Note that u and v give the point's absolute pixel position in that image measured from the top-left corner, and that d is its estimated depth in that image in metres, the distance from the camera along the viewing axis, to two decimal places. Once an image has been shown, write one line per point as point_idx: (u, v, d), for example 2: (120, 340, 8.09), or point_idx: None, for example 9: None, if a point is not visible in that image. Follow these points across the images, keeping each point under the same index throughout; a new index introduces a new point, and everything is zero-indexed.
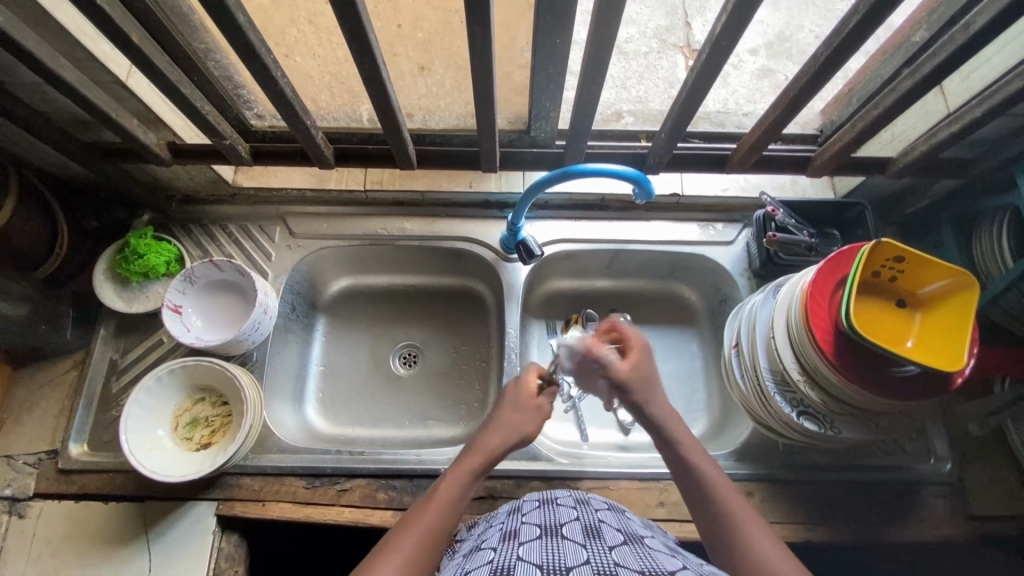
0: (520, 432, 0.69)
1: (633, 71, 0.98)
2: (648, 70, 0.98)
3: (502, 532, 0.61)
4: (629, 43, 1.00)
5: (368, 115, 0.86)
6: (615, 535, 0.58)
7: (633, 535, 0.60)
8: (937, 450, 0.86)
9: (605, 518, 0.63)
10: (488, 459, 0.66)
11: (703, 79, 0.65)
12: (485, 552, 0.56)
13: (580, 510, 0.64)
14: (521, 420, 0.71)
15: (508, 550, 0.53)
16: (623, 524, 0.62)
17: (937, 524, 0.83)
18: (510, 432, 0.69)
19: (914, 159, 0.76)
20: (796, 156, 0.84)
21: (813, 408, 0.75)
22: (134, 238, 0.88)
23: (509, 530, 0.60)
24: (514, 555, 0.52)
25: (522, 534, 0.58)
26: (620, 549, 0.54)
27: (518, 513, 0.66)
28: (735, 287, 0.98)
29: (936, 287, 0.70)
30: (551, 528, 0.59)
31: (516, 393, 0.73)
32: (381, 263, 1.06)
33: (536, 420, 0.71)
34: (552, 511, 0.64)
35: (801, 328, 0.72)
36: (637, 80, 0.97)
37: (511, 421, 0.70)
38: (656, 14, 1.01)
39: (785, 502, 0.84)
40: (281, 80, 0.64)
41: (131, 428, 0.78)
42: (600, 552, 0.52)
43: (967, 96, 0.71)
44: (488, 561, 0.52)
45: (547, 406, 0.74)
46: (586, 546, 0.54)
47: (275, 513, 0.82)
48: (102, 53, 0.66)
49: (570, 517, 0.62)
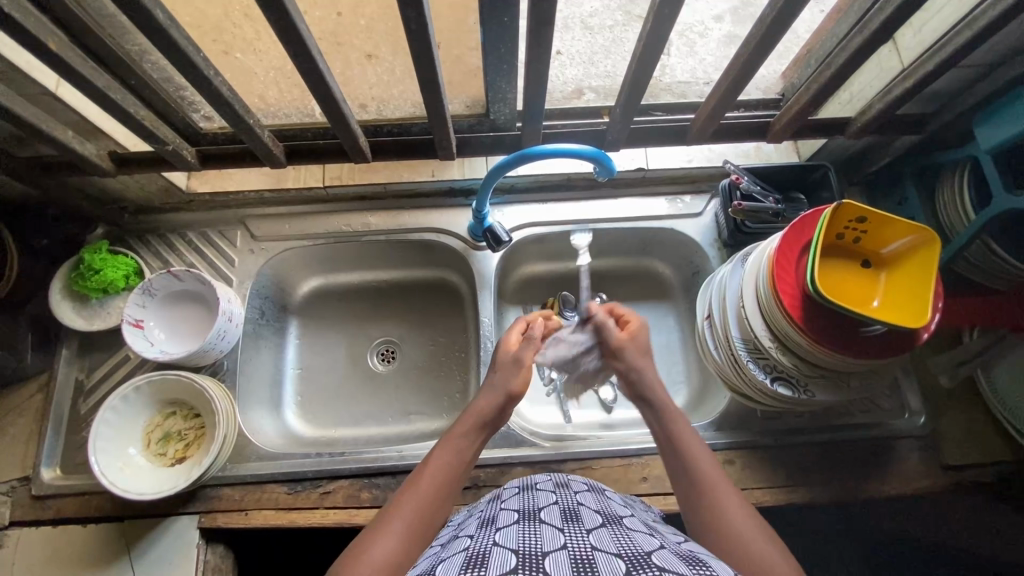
0: (503, 390, 0.69)
1: (598, 46, 0.94)
2: (614, 43, 0.95)
3: (481, 519, 0.62)
4: (594, 17, 0.96)
5: (320, 109, 0.83)
6: (594, 517, 0.58)
7: (611, 515, 0.60)
8: (910, 405, 0.88)
9: (584, 500, 0.63)
10: (489, 415, 0.68)
11: (651, 49, 0.63)
12: (462, 539, 0.56)
13: (558, 493, 0.65)
14: (505, 377, 0.71)
15: (485, 537, 0.54)
16: (601, 505, 0.62)
17: (914, 477, 0.84)
18: (497, 392, 0.69)
19: (872, 118, 0.76)
20: (756, 122, 0.83)
21: (786, 373, 0.76)
22: (87, 254, 0.86)
23: (488, 517, 0.61)
24: (490, 542, 0.52)
25: (499, 520, 0.59)
26: (598, 532, 0.54)
27: (498, 500, 0.67)
28: (706, 259, 0.98)
29: (899, 245, 0.70)
30: (528, 513, 0.59)
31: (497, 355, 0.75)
32: (350, 260, 1.04)
33: (517, 374, 0.72)
34: (531, 497, 0.65)
35: (769, 297, 0.72)
36: (604, 54, 0.94)
37: (496, 380, 0.71)
38: None
39: (766, 467, 0.85)
40: (216, 79, 0.61)
41: (100, 449, 0.76)
42: (577, 536, 0.52)
43: (918, 51, 0.70)
44: (464, 547, 0.52)
45: (528, 357, 0.73)
46: (563, 530, 0.54)
47: (258, 522, 0.81)
48: (24, 63, 0.63)
49: (548, 501, 0.63)
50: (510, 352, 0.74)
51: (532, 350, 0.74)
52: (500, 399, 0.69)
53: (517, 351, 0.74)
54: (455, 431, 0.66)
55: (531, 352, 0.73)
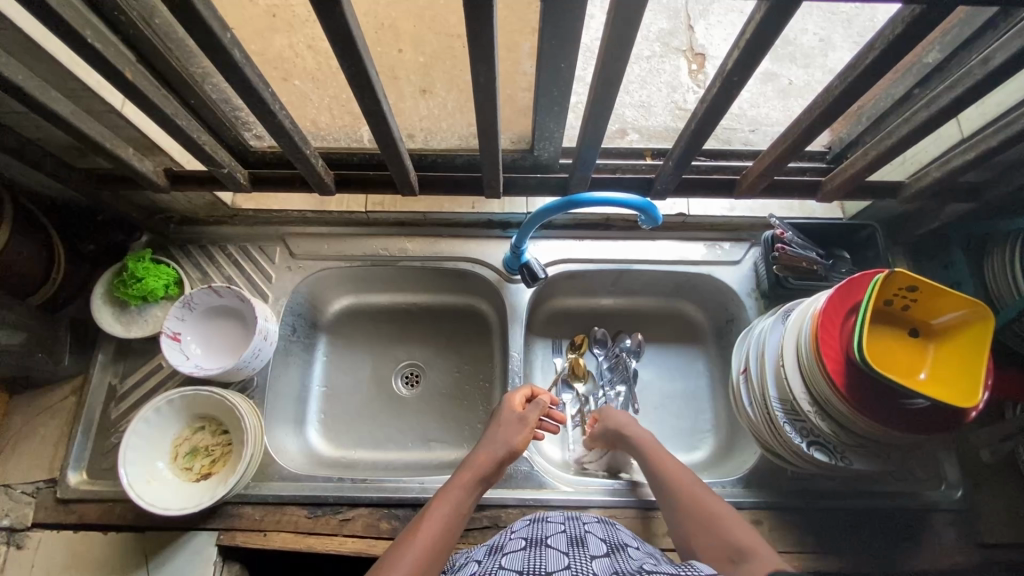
0: (506, 444, 0.75)
1: (635, 75, 0.95)
2: (651, 74, 0.95)
3: (489, 546, 0.65)
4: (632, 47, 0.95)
5: (368, 136, 0.85)
6: (600, 545, 0.62)
7: (616, 544, 0.63)
8: (948, 476, 0.85)
9: (591, 529, 0.65)
10: (486, 469, 0.72)
11: (712, 111, 0.63)
12: (472, 563, 0.62)
13: (567, 524, 0.67)
14: (505, 435, 0.76)
15: (493, 560, 0.60)
16: (608, 534, 0.65)
17: (949, 553, 0.81)
18: (499, 445, 0.75)
19: (928, 185, 0.74)
20: (808, 181, 0.81)
21: (822, 438, 0.74)
22: (132, 262, 0.87)
23: (497, 542, 0.65)
24: (498, 564, 0.58)
25: (508, 545, 0.63)
26: (599, 559, 0.58)
27: (511, 530, 0.69)
28: (742, 308, 0.97)
29: (949, 317, 0.69)
30: (537, 539, 0.63)
31: (500, 413, 0.80)
32: (383, 282, 1.04)
33: (520, 431, 0.77)
34: (540, 525, 0.67)
35: (812, 360, 0.71)
36: (639, 84, 0.95)
37: (497, 436, 0.76)
38: (659, 15, 0.96)
39: (795, 530, 0.82)
40: (281, 112, 0.62)
41: (130, 460, 0.76)
42: (578, 560, 0.57)
43: (982, 122, 0.68)
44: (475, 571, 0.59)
45: (531, 417, 0.78)
46: (566, 554, 0.59)
47: (276, 543, 0.80)
48: (95, 84, 0.64)
49: (557, 530, 0.65)
50: (513, 412, 0.79)
51: (538, 411, 0.79)
52: (499, 453, 0.74)
53: (520, 412, 0.79)
54: (457, 481, 0.70)
55: (536, 412, 0.78)
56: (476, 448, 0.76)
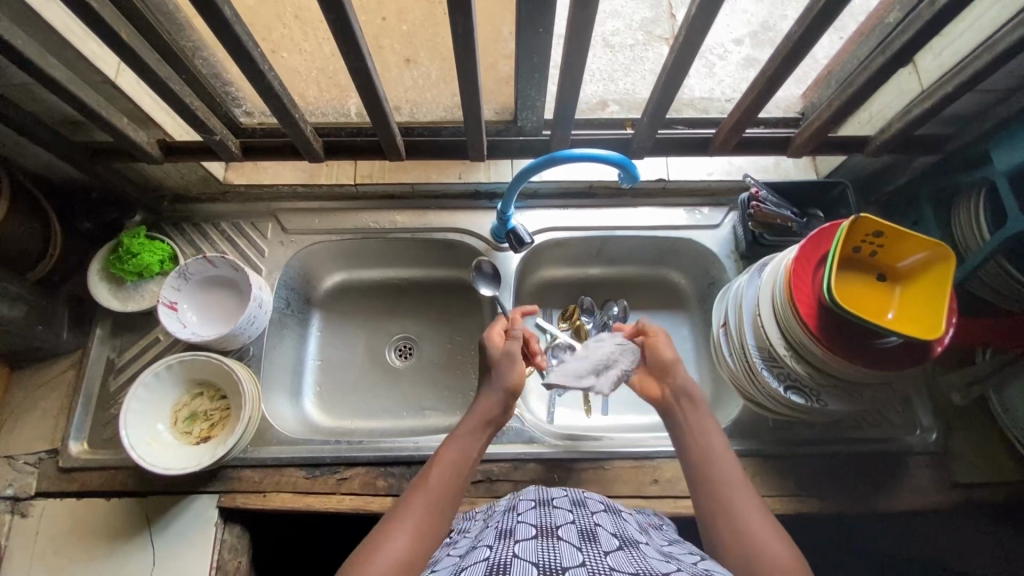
0: (501, 386, 0.76)
1: (619, 64, 0.92)
2: (635, 62, 0.91)
3: (497, 531, 0.61)
4: (615, 36, 0.91)
5: (355, 109, 0.88)
6: (611, 539, 0.58)
7: (628, 539, 0.60)
8: (922, 421, 0.88)
9: (600, 522, 0.63)
10: (488, 418, 0.74)
11: (681, 62, 0.66)
12: (481, 547, 0.56)
13: (575, 513, 0.64)
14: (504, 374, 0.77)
15: (504, 548, 0.54)
16: (617, 528, 0.62)
17: (924, 492, 0.85)
18: (496, 390, 0.76)
19: (891, 137, 0.78)
20: (776, 136, 0.85)
21: (799, 381, 0.77)
22: (127, 239, 0.89)
23: (505, 529, 0.60)
24: (509, 552, 0.52)
25: (517, 533, 0.59)
26: (615, 553, 0.54)
27: (515, 513, 0.66)
28: (723, 270, 1.00)
29: (914, 260, 0.72)
30: (546, 530, 0.59)
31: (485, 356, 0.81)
32: (373, 257, 1.07)
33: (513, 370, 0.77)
34: (548, 513, 0.64)
35: (786, 307, 0.74)
36: (623, 72, 0.92)
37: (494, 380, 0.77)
38: (640, 4, 0.89)
39: (776, 476, 0.85)
40: (269, 73, 0.66)
41: (131, 423, 0.79)
42: (596, 554, 0.53)
43: (939, 72, 0.72)
44: (484, 558, 0.53)
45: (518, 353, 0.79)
46: (581, 549, 0.54)
47: (276, 503, 0.83)
48: (89, 52, 0.67)
49: (565, 520, 0.62)
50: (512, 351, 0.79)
51: (519, 344, 0.80)
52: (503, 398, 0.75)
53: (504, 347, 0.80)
54: (463, 429, 0.72)
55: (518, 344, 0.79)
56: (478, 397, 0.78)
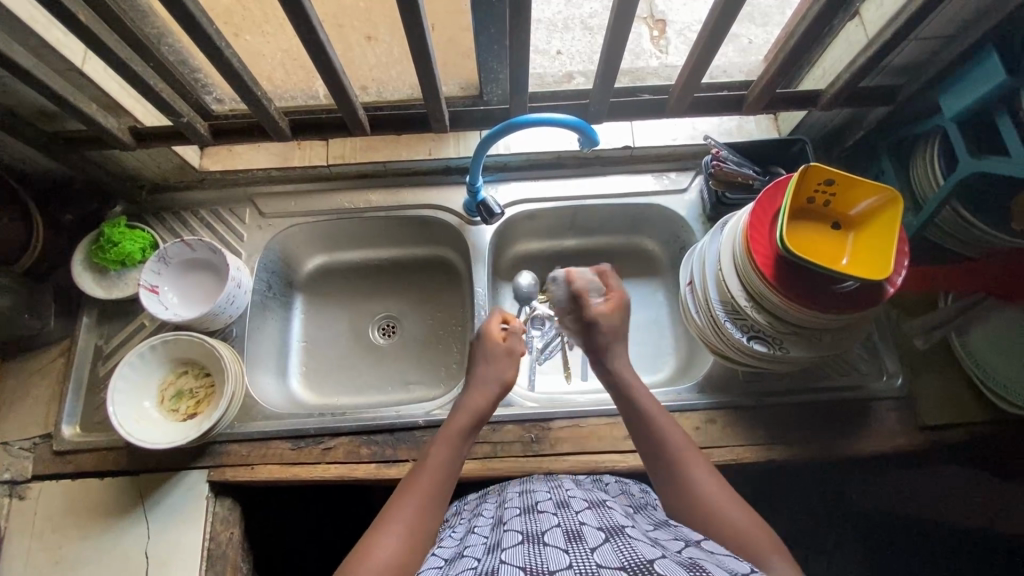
0: (499, 381, 0.77)
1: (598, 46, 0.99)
2: None
3: (484, 542, 0.61)
4: (594, 18, 1.01)
5: (324, 92, 0.91)
6: (598, 534, 0.56)
7: (614, 528, 0.58)
8: (888, 368, 0.91)
9: (585, 519, 0.61)
10: (471, 421, 0.72)
11: (622, 22, 0.69)
12: (467, 562, 0.55)
13: (560, 515, 0.62)
14: (496, 370, 0.78)
15: (491, 558, 0.54)
16: (603, 521, 0.60)
17: (891, 436, 0.87)
18: (492, 385, 0.76)
19: (839, 89, 0.80)
20: (731, 95, 0.87)
21: (761, 330, 0.79)
22: (108, 228, 0.92)
23: (492, 539, 0.60)
24: (498, 560, 0.53)
25: (504, 541, 0.58)
26: (602, 548, 0.53)
27: (500, 523, 0.65)
28: (691, 232, 1.03)
29: (865, 205, 0.74)
30: (532, 535, 0.58)
31: (484, 346, 0.80)
32: (353, 239, 1.09)
33: (510, 365, 0.79)
34: (533, 518, 0.62)
35: (744, 260, 0.76)
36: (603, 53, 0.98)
37: (488, 372, 0.77)
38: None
39: (746, 426, 0.88)
40: (227, 50, 0.68)
41: (118, 401, 0.82)
42: (582, 555, 0.51)
43: (880, 22, 0.74)
44: (472, 568, 0.53)
45: (518, 350, 0.81)
46: (568, 551, 0.53)
47: (263, 475, 0.86)
48: (55, 39, 0.70)
49: (550, 522, 0.60)
50: (500, 345, 0.79)
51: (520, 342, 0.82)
52: (492, 395, 0.76)
53: (505, 343, 0.80)
54: (449, 428, 0.71)
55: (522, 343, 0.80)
56: (466, 393, 0.77)
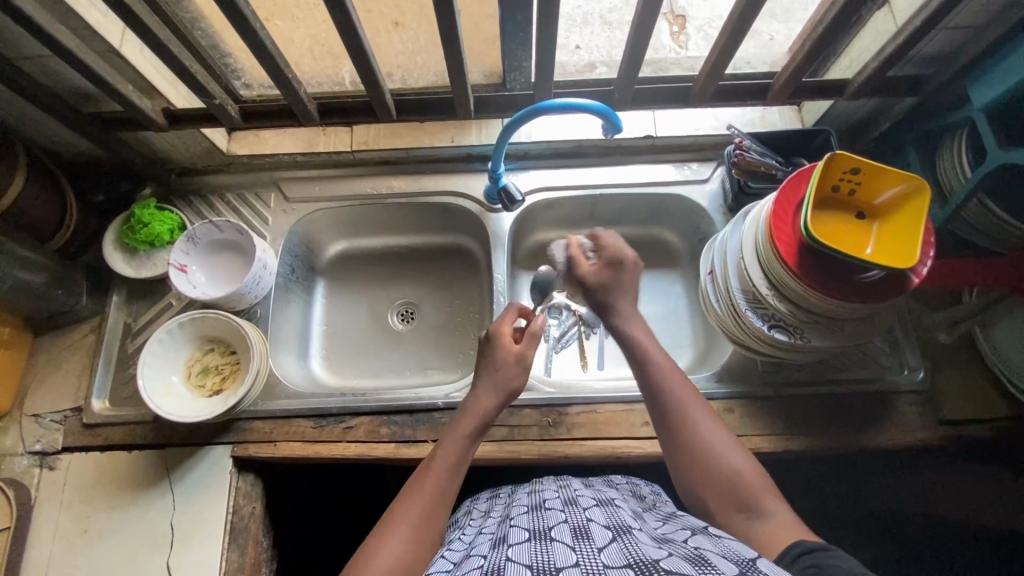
0: (504, 389, 0.72)
1: (618, 39, 0.98)
2: None
3: (491, 540, 0.62)
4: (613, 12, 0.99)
5: (350, 77, 0.92)
6: (604, 533, 0.57)
7: (621, 527, 0.58)
8: (910, 361, 0.90)
9: (593, 516, 0.61)
10: (477, 426, 0.70)
11: (649, 8, 0.69)
12: (474, 559, 0.57)
13: (567, 512, 0.63)
14: (504, 377, 0.73)
15: (497, 554, 0.55)
16: (611, 519, 0.61)
17: (911, 429, 0.87)
18: (498, 390, 0.72)
19: (867, 78, 0.80)
20: (755, 84, 0.87)
21: (782, 320, 0.79)
22: (139, 209, 0.94)
23: (500, 537, 0.61)
24: (504, 557, 0.54)
25: (511, 538, 0.59)
26: (609, 547, 0.53)
27: (508, 521, 0.66)
28: (712, 223, 1.02)
29: (892, 193, 0.74)
30: (540, 532, 0.58)
31: (493, 348, 0.75)
32: (374, 225, 1.11)
33: (518, 372, 0.73)
34: (541, 516, 0.63)
35: (767, 248, 0.76)
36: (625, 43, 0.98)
37: (494, 377, 0.73)
38: None
39: (764, 415, 0.88)
40: (261, 32, 0.70)
41: (147, 375, 0.84)
42: (588, 553, 0.52)
43: (910, 10, 0.74)
44: (479, 565, 0.54)
45: (529, 356, 0.74)
46: (575, 549, 0.53)
47: (285, 452, 0.87)
48: (94, 20, 0.72)
49: (557, 520, 0.61)
50: (511, 353, 0.73)
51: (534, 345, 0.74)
52: (499, 399, 0.72)
53: (515, 350, 0.74)
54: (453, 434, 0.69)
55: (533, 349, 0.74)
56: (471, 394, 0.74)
